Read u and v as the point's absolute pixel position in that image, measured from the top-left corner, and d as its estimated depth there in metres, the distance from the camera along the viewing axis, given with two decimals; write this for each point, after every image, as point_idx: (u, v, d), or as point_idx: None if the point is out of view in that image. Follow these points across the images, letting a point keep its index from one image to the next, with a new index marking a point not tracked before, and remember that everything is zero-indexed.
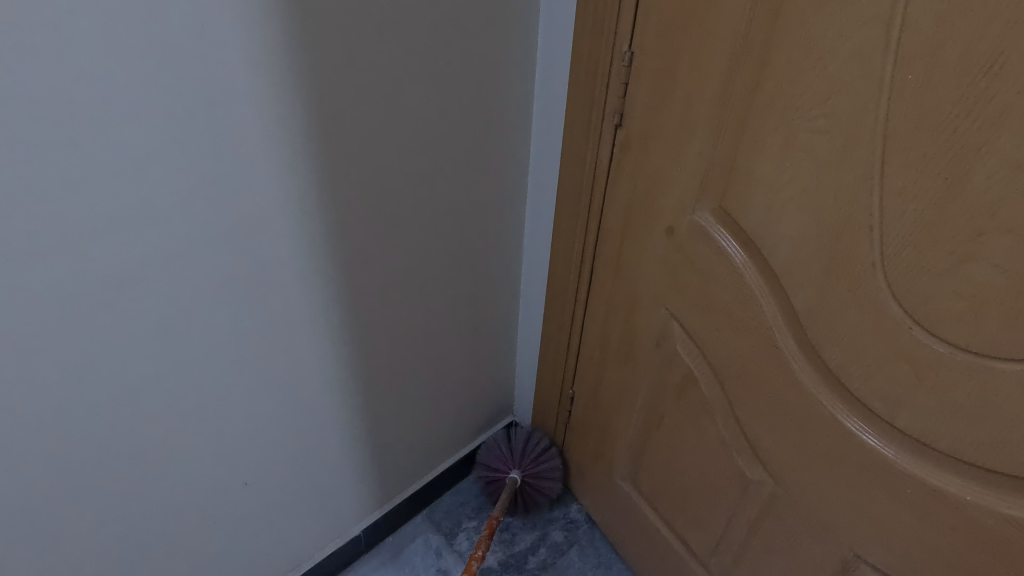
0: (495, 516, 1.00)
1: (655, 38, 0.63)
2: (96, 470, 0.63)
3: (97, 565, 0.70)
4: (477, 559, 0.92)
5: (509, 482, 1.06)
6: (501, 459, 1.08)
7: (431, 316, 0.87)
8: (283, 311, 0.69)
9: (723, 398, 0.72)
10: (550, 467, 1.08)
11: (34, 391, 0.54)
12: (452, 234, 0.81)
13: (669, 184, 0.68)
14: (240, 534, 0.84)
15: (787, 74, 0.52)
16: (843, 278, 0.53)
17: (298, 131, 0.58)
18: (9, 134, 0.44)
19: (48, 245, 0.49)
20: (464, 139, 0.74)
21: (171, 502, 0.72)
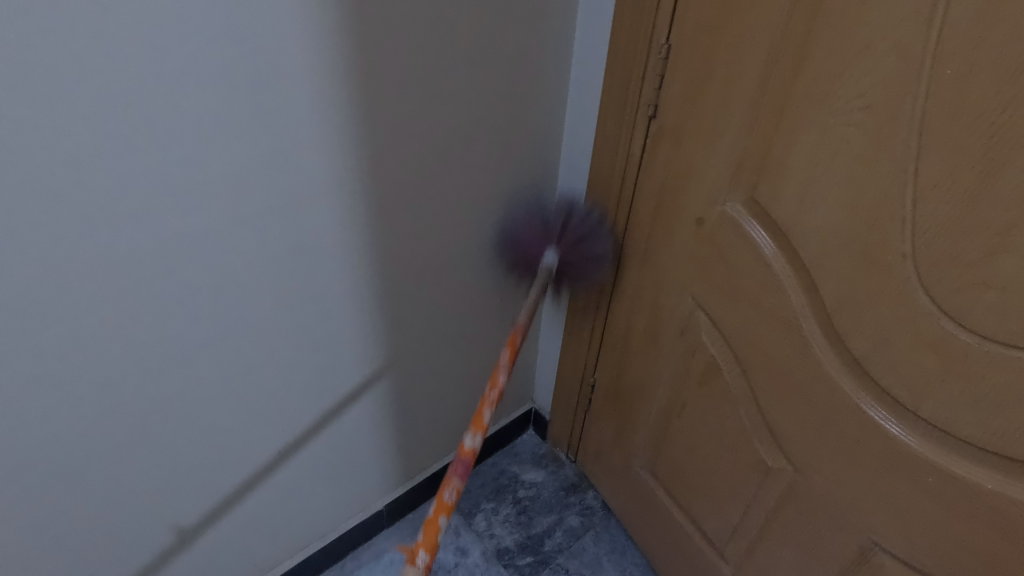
0: (521, 325, 0.79)
1: (692, 30, 0.65)
2: (141, 444, 0.65)
3: (138, 537, 0.72)
4: (489, 404, 0.73)
5: (541, 271, 0.85)
6: (535, 238, 0.85)
7: (462, 300, 0.89)
8: (324, 289, 0.71)
9: (746, 386, 0.74)
10: (593, 250, 0.86)
11: (89, 363, 0.56)
12: (486, 222, 0.83)
13: (702, 174, 0.70)
14: (271, 509, 0.87)
15: (826, 67, 0.53)
16: (874, 270, 0.55)
17: (348, 113, 0.60)
18: (86, 102, 0.45)
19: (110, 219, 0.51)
20: (502, 128, 0.76)
21: (209, 475, 0.74)
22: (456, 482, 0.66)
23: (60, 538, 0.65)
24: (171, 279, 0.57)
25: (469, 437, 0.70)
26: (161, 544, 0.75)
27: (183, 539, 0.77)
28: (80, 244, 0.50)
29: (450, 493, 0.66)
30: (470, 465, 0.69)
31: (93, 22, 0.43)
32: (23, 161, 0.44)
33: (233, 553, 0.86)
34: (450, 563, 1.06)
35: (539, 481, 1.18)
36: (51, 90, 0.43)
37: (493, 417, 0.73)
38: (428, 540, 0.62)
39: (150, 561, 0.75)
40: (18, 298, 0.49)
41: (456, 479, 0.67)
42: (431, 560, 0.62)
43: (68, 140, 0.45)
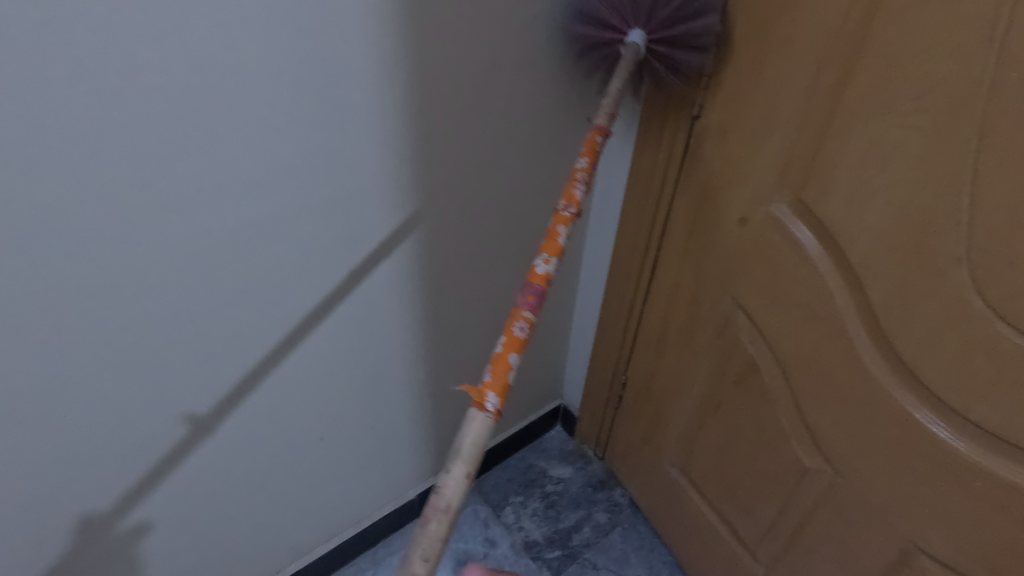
0: (602, 127, 0.63)
1: (743, 31, 0.65)
2: (192, 427, 0.68)
3: (186, 516, 0.75)
4: (563, 221, 0.60)
5: (627, 53, 0.66)
6: (615, 10, 0.66)
7: (498, 293, 0.91)
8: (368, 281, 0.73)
9: (786, 386, 0.74)
10: (692, 28, 0.64)
11: (149, 349, 0.59)
12: (524, 215, 0.85)
13: (747, 174, 0.70)
14: (309, 492, 0.90)
15: (884, 69, 0.53)
16: (927, 273, 0.55)
17: (400, 108, 0.62)
18: (167, 102, 0.48)
19: (173, 212, 0.53)
20: (543, 124, 0.77)
21: (253, 457, 0.78)
22: (527, 315, 0.56)
23: (117, 513, 0.68)
24: (226, 268, 0.60)
25: (539, 259, 0.58)
26: (210, 522, 0.79)
27: (228, 518, 0.81)
28: (153, 235, 0.53)
29: (522, 327, 0.56)
30: (544, 293, 0.58)
31: (169, 27, 0.45)
32: (109, 158, 0.48)
33: (272, 534, 0.89)
34: (479, 553, 1.08)
35: (567, 477, 1.19)
36: (128, 89, 0.46)
37: (569, 239, 0.60)
38: (498, 381, 0.53)
39: (199, 538, 0.79)
40: (91, 283, 0.52)
41: (528, 310, 0.57)
42: (502, 405, 0.52)
43: (141, 136, 0.48)
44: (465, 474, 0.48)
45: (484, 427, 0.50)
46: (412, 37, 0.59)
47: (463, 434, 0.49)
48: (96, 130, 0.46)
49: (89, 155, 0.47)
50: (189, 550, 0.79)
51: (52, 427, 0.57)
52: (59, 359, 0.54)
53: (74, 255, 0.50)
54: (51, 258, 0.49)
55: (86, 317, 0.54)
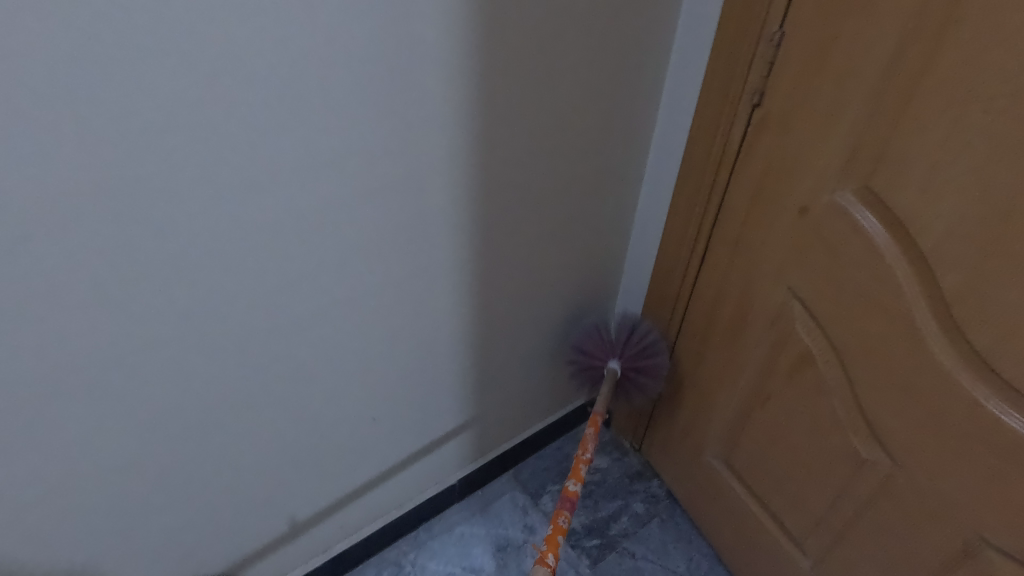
0: (597, 416, 0.94)
1: (812, 17, 0.64)
2: (252, 395, 0.68)
3: (238, 486, 0.76)
4: (585, 461, 0.88)
5: (608, 374, 0.99)
6: (600, 347, 1.00)
7: (546, 278, 0.91)
8: (427, 262, 0.73)
9: (843, 377, 0.73)
10: (651, 363, 0.99)
11: (217, 312, 0.59)
12: (575, 200, 0.85)
13: (810, 164, 0.69)
14: (356, 473, 0.90)
15: (967, 53, 0.53)
16: (1007, 261, 0.54)
17: (471, 88, 0.62)
18: (255, 77, 0.48)
19: (250, 175, 0.53)
20: (602, 106, 0.77)
21: (307, 433, 0.78)
22: (566, 513, 0.82)
23: (182, 482, 0.69)
24: (295, 239, 0.60)
25: (570, 481, 0.86)
26: (260, 496, 0.79)
27: (279, 493, 0.81)
28: (232, 211, 0.54)
29: (564, 520, 0.81)
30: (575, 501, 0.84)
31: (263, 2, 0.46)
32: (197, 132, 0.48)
33: (319, 513, 0.90)
34: (519, 540, 1.08)
35: (604, 467, 1.19)
36: (218, 53, 0.46)
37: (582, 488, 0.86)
38: (551, 547, 0.78)
39: (250, 510, 0.80)
40: (169, 243, 0.52)
41: (566, 511, 0.82)
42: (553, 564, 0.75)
43: (228, 90, 0.48)
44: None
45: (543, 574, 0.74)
46: (489, 8, 0.59)
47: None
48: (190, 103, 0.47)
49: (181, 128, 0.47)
50: (239, 521, 0.80)
51: (127, 395, 0.58)
52: (131, 312, 0.54)
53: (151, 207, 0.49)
54: (137, 230, 0.50)
55: (158, 271, 0.53)
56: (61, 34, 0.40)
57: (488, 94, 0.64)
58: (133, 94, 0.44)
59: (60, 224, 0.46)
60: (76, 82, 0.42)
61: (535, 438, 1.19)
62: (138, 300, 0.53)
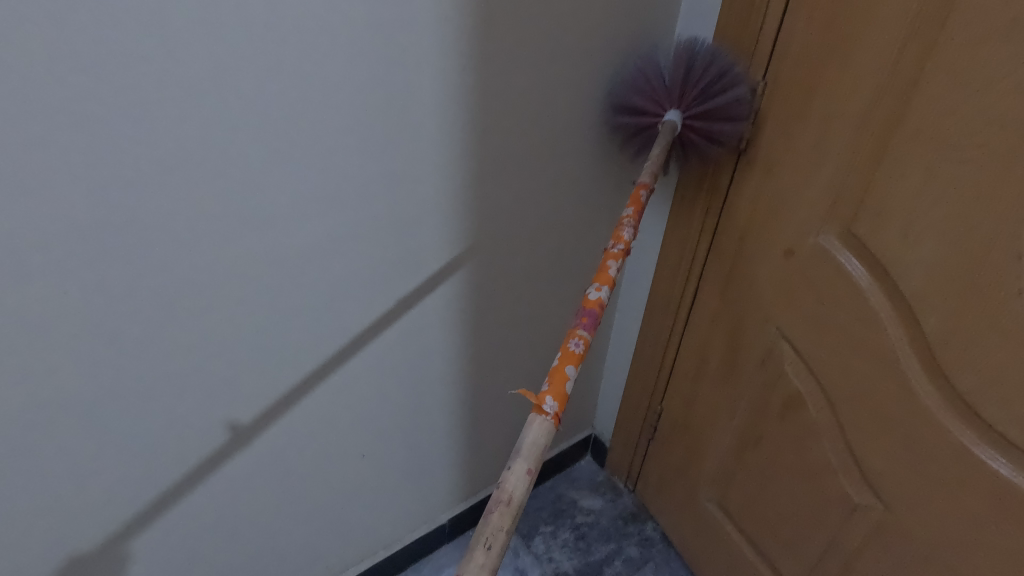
0: (646, 183, 0.68)
1: (791, 70, 0.67)
2: (203, 284, 0.58)
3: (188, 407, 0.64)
4: (614, 257, 0.62)
5: (664, 130, 0.73)
6: (650, 99, 0.73)
7: (546, 246, 0.84)
8: (410, 181, 0.65)
9: (832, 419, 0.73)
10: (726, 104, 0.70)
11: (163, 160, 0.50)
12: (573, 179, 0.80)
13: (793, 207, 0.71)
14: (327, 426, 0.79)
15: (938, 106, 0.55)
16: (985, 305, 0.55)
17: (459, 133, 0.65)
18: (249, 125, 0.52)
19: (236, 159, 0.53)
20: (608, 52, 0.72)
21: (268, 361, 0.67)
22: (581, 333, 0.57)
23: (169, 511, 0.70)
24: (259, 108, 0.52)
25: (592, 288, 0.60)
26: (209, 445, 0.68)
27: (234, 429, 0.70)
28: (228, 247, 0.57)
29: (577, 344, 0.56)
30: (599, 317, 0.58)
31: (257, 60, 0.50)
32: (200, 174, 0.52)
33: (284, 469, 0.78)
34: None
35: (597, 508, 1.17)
36: (216, 106, 0.50)
37: (620, 272, 0.62)
38: (556, 389, 0.52)
39: (200, 448, 0.68)
40: (164, 277, 0.55)
41: (583, 329, 0.57)
42: (562, 414, 0.51)
43: (223, 131, 0.51)
44: (526, 470, 0.46)
45: (544, 430, 0.49)
46: (477, 50, 0.61)
47: (522, 436, 0.49)
48: (191, 150, 0.51)
49: (187, 174, 0.51)
50: (189, 463, 0.68)
51: (116, 421, 0.60)
52: (59, 129, 0.45)
53: (90, 21, 0.42)
54: (136, 265, 0.53)
55: (93, 108, 0.45)
56: (74, 90, 0.44)
57: (478, 58, 0.62)
58: (140, 142, 0.48)
59: (63, 257, 0.50)
60: (88, 116, 0.45)
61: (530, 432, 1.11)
62: (68, 114, 0.45)
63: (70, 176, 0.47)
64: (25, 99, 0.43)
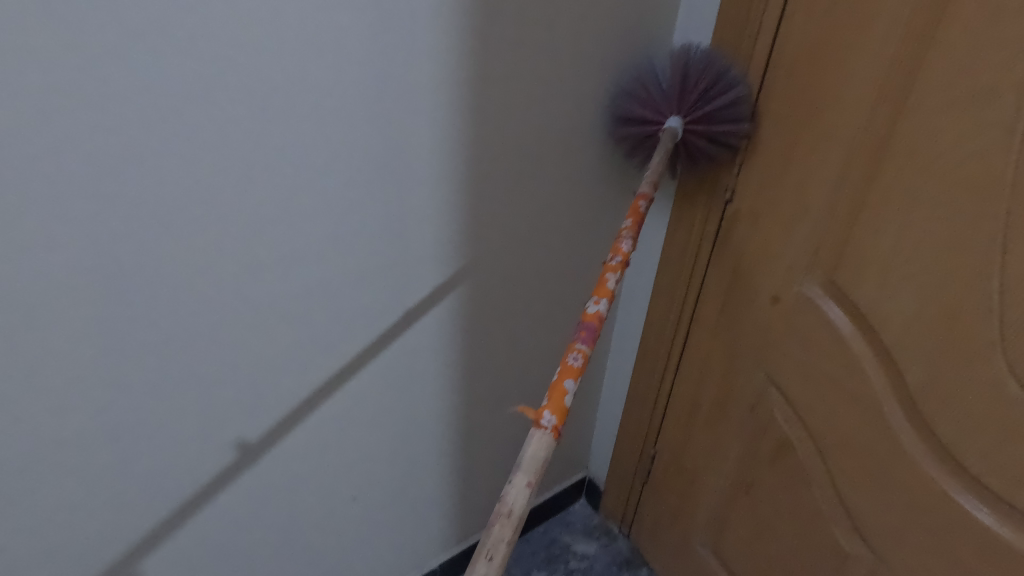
0: (646, 193, 0.68)
1: (773, 127, 0.71)
2: (212, 303, 0.59)
3: (191, 429, 0.65)
4: (613, 270, 0.63)
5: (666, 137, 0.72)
6: (649, 106, 0.73)
7: (543, 276, 0.86)
8: (411, 208, 0.67)
9: (822, 465, 0.74)
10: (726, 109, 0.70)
11: (170, 195, 0.52)
12: (568, 214, 0.82)
13: (778, 256, 0.74)
14: (328, 450, 0.79)
15: (909, 165, 0.58)
16: (961, 357, 0.56)
17: (453, 184, 0.68)
18: (251, 176, 0.55)
19: (238, 208, 0.56)
20: (597, 108, 0.76)
21: (270, 383, 0.68)
22: (580, 346, 0.57)
23: (157, 554, 0.70)
24: (266, 136, 0.54)
25: (591, 301, 0.61)
26: (200, 486, 0.69)
27: (228, 461, 0.69)
28: (227, 290, 0.59)
29: (576, 358, 0.56)
30: (597, 329, 0.59)
31: (261, 118, 0.53)
32: (202, 222, 0.55)
33: (276, 503, 0.78)
34: None
35: (591, 554, 1.16)
36: (221, 160, 0.53)
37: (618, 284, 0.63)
38: (555, 403, 0.52)
39: (205, 470, 0.68)
40: (163, 320, 0.57)
41: (581, 342, 0.58)
42: (561, 427, 0.51)
43: (227, 182, 0.54)
44: (526, 483, 0.46)
45: (542, 444, 0.49)
46: (472, 108, 0.65)
47: (523, 450, 0.49)
48: (195, 201, 0.53)
49: (190, 223, 0.54)
50: (194, 484, 0.68)
51: (107, 461, 0.61)
52: (72, 164, 0.47)
53: (106, 85, 0.46)
54: (136, 308, 0.55)
55: (105, 162, 0.48)
56: (88, 146, 0.47)
57: (473, 114, 0.65)
58: (147, 193, 0.51)
59: (68, 300, 0.51)
60: (99, 170, 0.48)
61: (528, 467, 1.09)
62: (81, 150, 0.47)
63: (78, 224, 0.49)
64: (41, 154, 0.46)
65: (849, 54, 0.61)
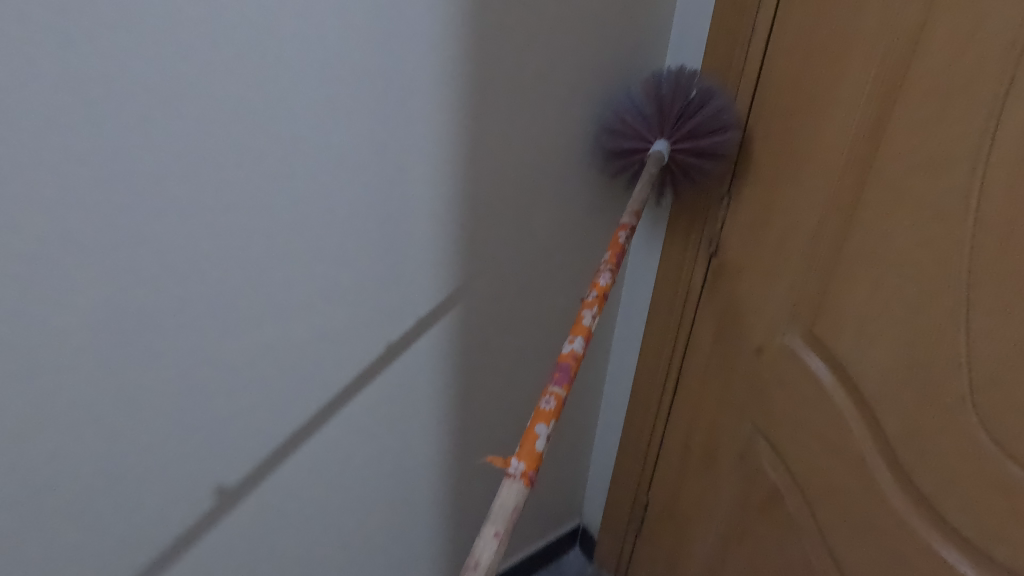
0: (627, 225, 0.70)
1: (753, 186, 0.75)
2: (213, 345, 0.61)
3: (183, 467, 0.65)
4: (589, 308, 0.64)
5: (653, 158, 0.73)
6: (639, 127, 0.74)
7: (534, 318, 0.88)
8: (405, 252, 0.69)
9: (810, 516, 0.74)
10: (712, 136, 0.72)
11: (182, 249, 0.55)
12: (557, 259, 0.85)
13: (761, 309, 0.77)
14: (319, 488, 0.79)
15: (877, 226, 0.62)
16: (935, 410, 0.58)
17: (449, 238, 0.72)
18: (262, 231, 0.58)
19: (245, 260, 0.59)
20: (588, 166, 0.80)
21: (262, 421, 0.69)
22: (555, 389, 0.57)
23: None
24: (266, 184, 0.57)
25: (567, 341, 0.62)
26: (190, 526, 0.69)
27: (219, 503, 0.70)
28: (229, 338, 0.62)
29: (549, 401, 0.56)
30: (571, 369, 0.60)
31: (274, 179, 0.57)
32: (212, 274, 0.57)
33: (266, 545, 0.78)
34: None
35: None
36: (232, 217, 0.56)
37: (595, 321, 0.64)
38: (529, 449, 0.52)
39: (198, 508, 0.69)
40: (166, 365, 0.59)
41: (555, 385, 0.58)
42: (532, 473, 0.50)
43: (234, 237, 0.57)
44: (493, 533, 0.46)
45: (514, 493, 0.48)
46: (468, 167, 0.69)
47: (494, 499, 0.48)
48: (205, 255, 0.56)
49: (200, 275, 0.57)
50: (184, 521, 0.69)
51: (99, 500, 0.62)
52: (90, 220, 0.50)
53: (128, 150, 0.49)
54: (142, 354, 0.57)
55: (121, 218, 0.51)
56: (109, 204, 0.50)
57: (469, 173, 0.69)
58: (161, 246, 0.54)
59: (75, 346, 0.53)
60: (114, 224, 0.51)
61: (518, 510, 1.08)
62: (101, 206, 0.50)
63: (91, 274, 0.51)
64: (61, 209, 0.48)
65: (819, 122, 0.66)
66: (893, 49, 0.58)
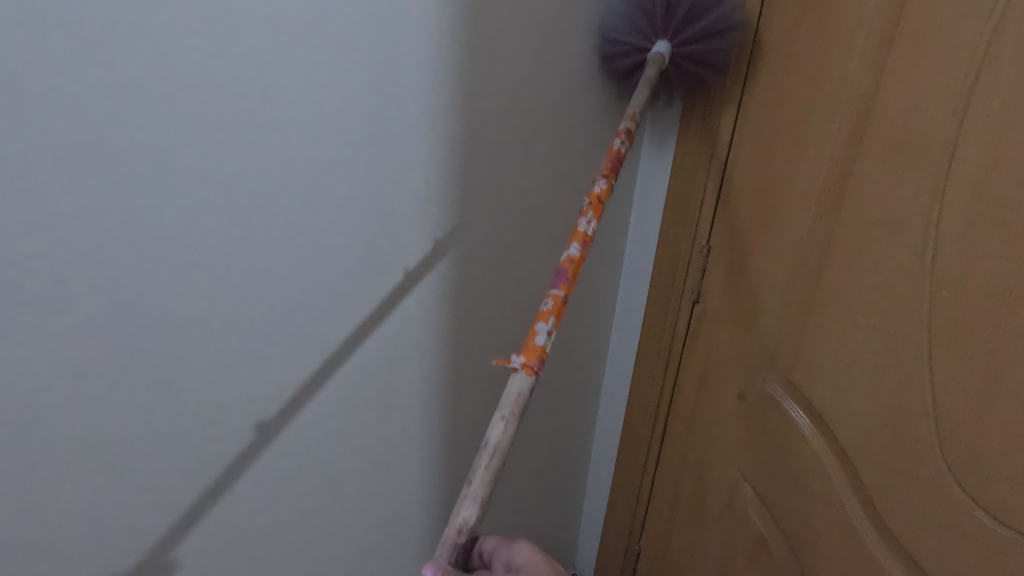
0: (624, 131, 0.71)
1: (730, 236, 0.78)
2: (225, 424, 0.58)
3: (127, 447, 0.52)
4: (586, 219, 0.65)
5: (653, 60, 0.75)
6: (637, 34, 0.75)
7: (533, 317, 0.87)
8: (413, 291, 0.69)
9: (794, 566, 0.74)
10: (709, 24, 0.71)
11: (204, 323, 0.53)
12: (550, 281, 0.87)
13: (740, 354, 0.79)
14: (321, 481, 0.71)
15: (844, 277, 0.65)
16: (906, 457, 0.60)
17: (454, 298, 0.73)
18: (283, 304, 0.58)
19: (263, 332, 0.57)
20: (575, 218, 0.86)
21: (271, 475, 0.65)
22: (557, 290, 0.60)
23: None
24: (292, 242, 0.56)
25: (569, 245, 0.63)
26: None
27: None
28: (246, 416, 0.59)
29: (550, 302, 0.59)
30: (573, 270, 0.61)
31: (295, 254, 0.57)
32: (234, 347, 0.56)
33: None
34: None
35: None
36: (256, 289, 0.56)
37: (592, 225, 0.64)
38: (533, 345, 0.55)
39: None
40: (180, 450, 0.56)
41: (558, 288, 0.60)
42: (534, 365, 0.54)
43: (252, 314, 0.56)
44: (501, 416, 0.50)
45: (521, 384, 0.53)
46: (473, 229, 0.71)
47: (505, 391, 0.53)
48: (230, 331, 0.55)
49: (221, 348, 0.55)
50: None
51: None
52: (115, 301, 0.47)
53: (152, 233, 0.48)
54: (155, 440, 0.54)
55: (145, 298, 0.49)
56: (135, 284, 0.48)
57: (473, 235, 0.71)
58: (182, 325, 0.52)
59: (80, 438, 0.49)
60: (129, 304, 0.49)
61: (525, 518, 1.03)
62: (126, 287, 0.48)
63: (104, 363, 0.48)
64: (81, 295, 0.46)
65: (788, 177, 0.70)
66: (848, 113, 0.63)
